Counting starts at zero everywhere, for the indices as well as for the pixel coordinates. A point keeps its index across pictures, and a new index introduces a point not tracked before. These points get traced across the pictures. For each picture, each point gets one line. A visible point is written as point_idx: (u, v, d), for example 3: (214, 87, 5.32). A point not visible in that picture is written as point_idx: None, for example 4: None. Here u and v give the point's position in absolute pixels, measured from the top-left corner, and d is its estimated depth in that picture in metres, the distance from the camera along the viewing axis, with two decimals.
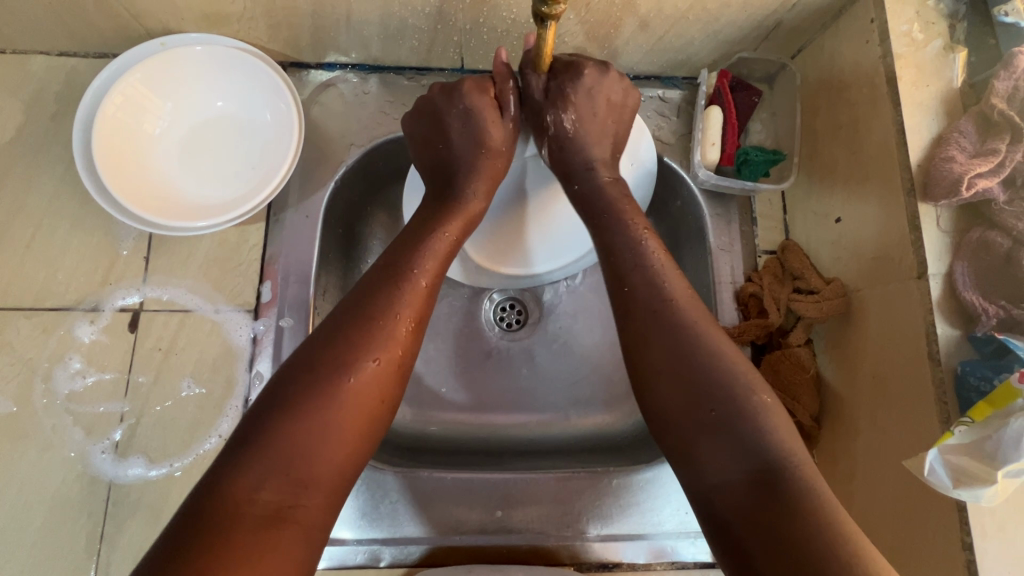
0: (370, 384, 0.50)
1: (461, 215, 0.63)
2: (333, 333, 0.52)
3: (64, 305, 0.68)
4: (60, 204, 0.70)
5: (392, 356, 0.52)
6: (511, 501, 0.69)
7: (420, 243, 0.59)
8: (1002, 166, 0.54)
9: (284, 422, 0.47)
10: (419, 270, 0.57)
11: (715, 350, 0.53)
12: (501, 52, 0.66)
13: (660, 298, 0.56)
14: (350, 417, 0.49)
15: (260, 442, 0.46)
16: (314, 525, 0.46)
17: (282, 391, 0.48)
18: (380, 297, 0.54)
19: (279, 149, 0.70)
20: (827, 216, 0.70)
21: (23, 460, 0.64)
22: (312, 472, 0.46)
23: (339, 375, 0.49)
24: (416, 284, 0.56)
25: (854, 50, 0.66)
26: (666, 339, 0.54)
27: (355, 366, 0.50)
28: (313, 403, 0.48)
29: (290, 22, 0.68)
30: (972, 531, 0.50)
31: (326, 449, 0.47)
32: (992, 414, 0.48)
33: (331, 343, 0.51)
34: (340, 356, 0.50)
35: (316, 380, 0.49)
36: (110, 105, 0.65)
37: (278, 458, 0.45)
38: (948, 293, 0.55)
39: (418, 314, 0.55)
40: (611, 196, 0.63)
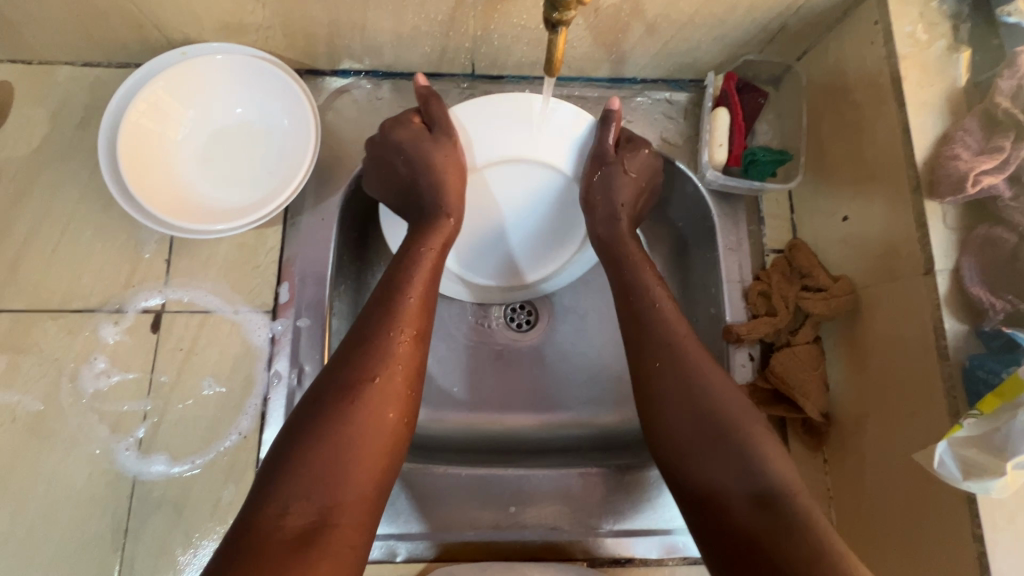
0: (379, 401, 0.52)
1: (440, 232, 0.64)
2: (343, 359, 0.55)
3: (89, 306, 0.70)
4: (85, 209, 0.72)
5: (392, 373, 0.54)
6: (524, 498, 0.70)
7: (409, 261, 0.61)
8: (1008, 163, 0.55)
9: (306, 445, 0.49)
10: (409, 287, 0.59)
11: (711, 373, 0.57)
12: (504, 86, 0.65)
13: (672, 333, 0.59)
14: (365, 436, 0.51)
15: (288, 468, 0.48)
16: (347, 544, 0.47)
17: (301, 425, 0.51)
18: (376, 320, 0.57)
19: (298, 154, 0.71)
20: (834, 215, 0.71)
21: (51, 457, 0.66)
22: (337, 494, 0.48)
23: (348, 399, 0.51)
24: (408, 301, 0.58)
25: (860, 50, 0.67)
26: (679, 370, 0.57)
27: (358, 388, 0.52)
28: (330, 426, 0.50)
29: (306, 31, 0.70)
30: (983, 523, 0.50)
31: (353, 470, 0.49)
32: (1001, 406, 0.49)
33: (335, 374, 0.53)
34: (344, 381, 0.53)
35: (329, 404, 0.51)
36: (134, 112, 0.68)
37: (303, 481, 0.48)
38: (955, 289, 0.56)
39: (413, 330, 0.57)
40: (626, 239, 0.66)
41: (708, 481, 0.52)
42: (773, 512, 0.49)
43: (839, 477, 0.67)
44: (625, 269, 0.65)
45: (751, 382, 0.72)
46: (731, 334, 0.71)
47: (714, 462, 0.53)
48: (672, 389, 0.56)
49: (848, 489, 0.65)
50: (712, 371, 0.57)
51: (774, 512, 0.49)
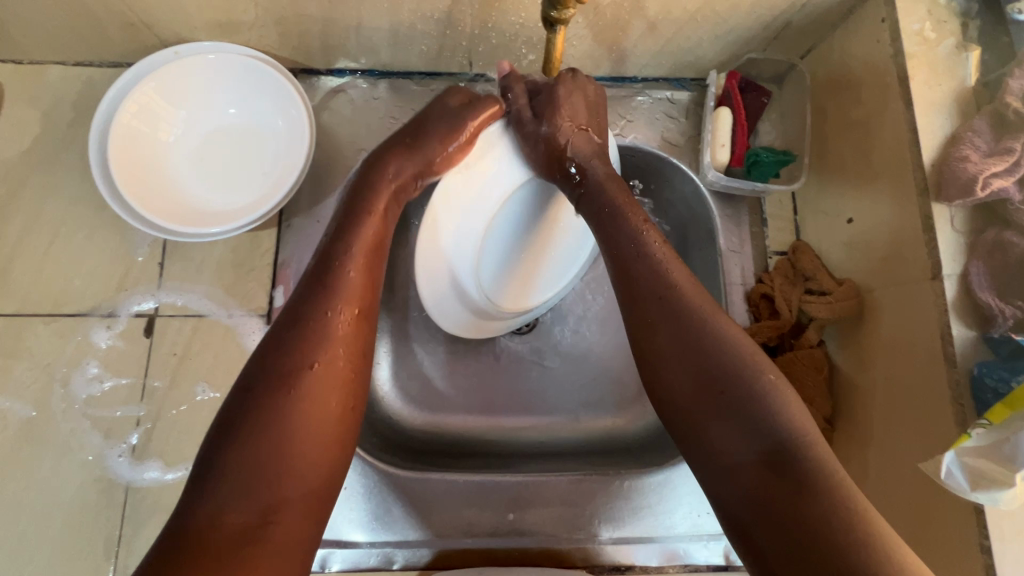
0: (320, 393, 0.48)
1: (383, 197, 0.60)
2: (276, 346, 0.50)
3: (82, 310, 0.69)
4: (76, 212, 0.71)
5: (336, 362, 0.50)
6: (523, 504, 0.69)
7: (345, 241, 0.56)
8: (1018, 164, 0.53)
9: (235, 442, 0.45)
10: (352, 260, 0.55)
11: (711, 323, 0.52)
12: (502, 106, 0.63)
13: (664, 285, 0.55)
14: (305, 431, 0.47)
15: (219, 468, 0.44)
16: (296, 542, 0.44)
17: (233, 417, 0.46)
18: (320, 296, 0.52)
19: (292, 155, 0.70)
20: (838, 216, 0.70)
21: (43, 464, 0.65)
22: (276, 495, 0.44)
23: (289, 384, 0.48)
24: (350, 283, 0.54)
25: (866, 48, 0.65)
26: (671, 324, 0.53)
27: (300, 378, 0.48)
28: (260, 423, 0.46)
29: (300, 29, 0.68)
30: (990, 534, 0.49)
31: (296, 466, 0.46)
32: (1011, 416, 0.48)
33: (278, 357, 0.49)
34: (281, 369, 0.48)
35: (264, 398, 0.47)
36: (125, 114, 0.66)
37: (243, 475, 0.44)
38: (963, 294, 0.54)
39: (358, 313, 0.53)
40: (606, 185, 0.61)
41: (716, 438, 0.48)
42: (784, 468, 0.45)
43: None
44: (609, 219, 0.60)
45: None
46: None
47: (716, 415, 0.49)
48: (679, 347, 0.52)
49: None
50: (705, 318, 0.53)
51: (785, 469, 0.45)
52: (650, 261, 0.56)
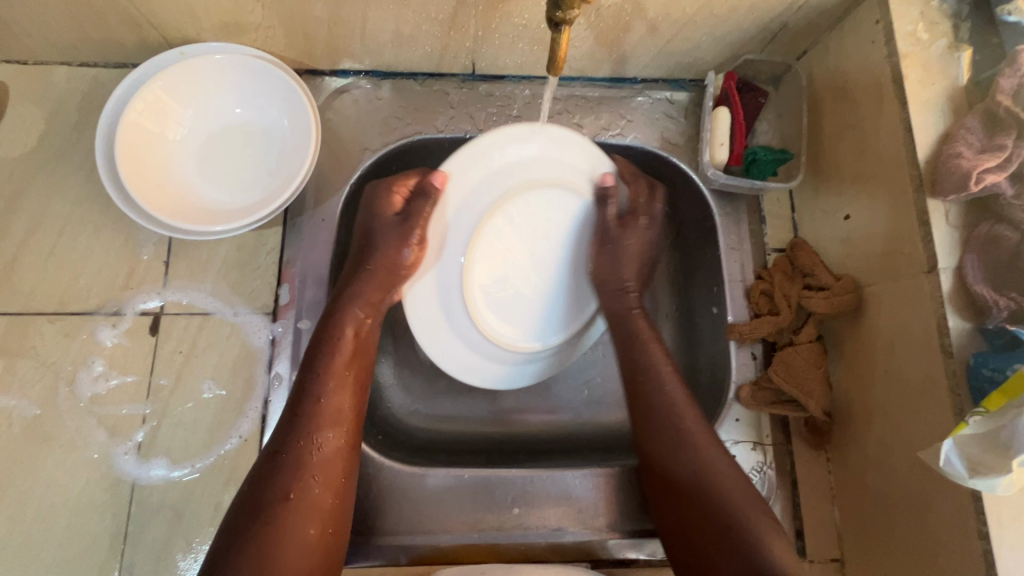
0: (300, 516, 0.53)
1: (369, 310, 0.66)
2: (262, 476, 0.54)
3: (86, 309, 0.69)
4: (81, 211, 0.72)
5: (308, 487, 0.54)
6: (527, 500, 0.69)
7: (320, 366, 0.60)
8: (1010, 161, 0.55)
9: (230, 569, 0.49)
10: (325, 385, 0.59)
11: (699, 454, 0.60)
12: (608, 177, 0.71)
13: (673, 427, 0.62)
14: (290, 555, 0.51)
15: None
16: None
17: (222, 554, 0.50)
18: (295, 424, 0.57)
19: (298, 155, 0.71)
20: (836, 214, 0.71)
21: (48, 462, 0.65)
22: None
23: (269, 515, 0.52)
24: (330, 408, 0.58)
25: (861, 50, 0.67)
26: (681, 462, 0.60)
27: (279, 506, 0.52)
28: (251, 549, 0.50)
29: (305, 31, 0.69)
30: (988, 520, 0.50)
31: None
32: (1006, 403, 0.49)
33: (256, 489, 0.54)
34: (259, 500, 0.53)
35: (251, 526, 0.51)
36: (132, 112, 0.67)
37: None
38: (958, 286, 0.56)
39: (341, 437, 0.58)
40: (634, 316, 0.70)
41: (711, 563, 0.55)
42: None
43: (842, 476, 0.68)
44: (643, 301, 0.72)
45: (753, 381, 0.72)
46: (734, 333, 0.72)
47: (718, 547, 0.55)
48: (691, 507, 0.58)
49: (852, 485, 0.66)
50: (702, 455, 0.60)
51: None
52: (661, 415, 0.63)
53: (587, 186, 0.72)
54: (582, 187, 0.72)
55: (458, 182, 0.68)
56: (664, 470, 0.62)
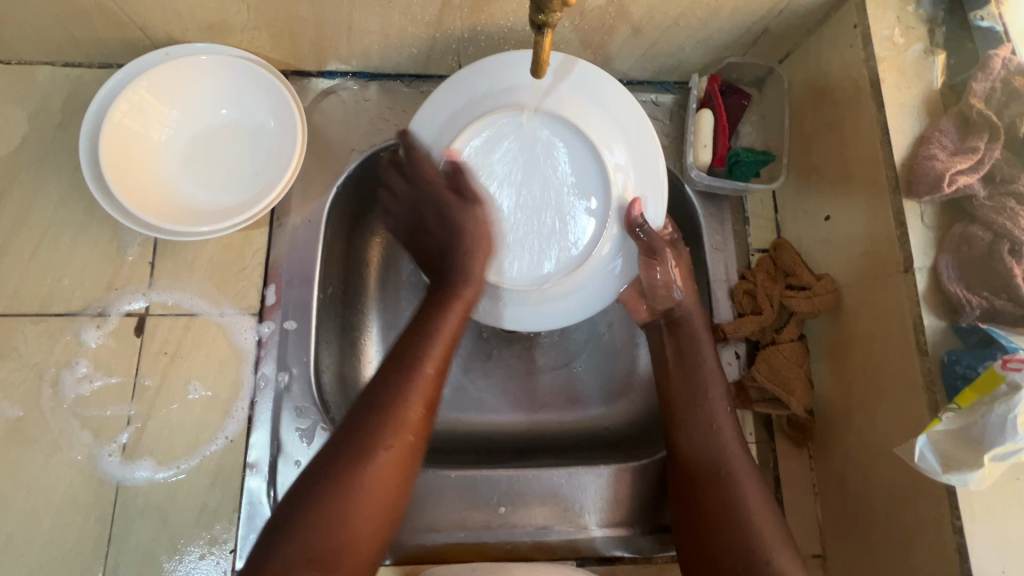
0: (388, 467, 0.55)
1: (460, 302, 0.63)
2: (356, 424, 0.56)
3: (70, 310, 0.68)
4: (65, 212, 0.71)
5: (403, 442, 0.56)
6: (514, 499, 0.70)
7: (433, 327, 0.62)
8: (981, 163, 0.56)
9: (315, 508, 0.51)
10: (427, 357, 0.60)
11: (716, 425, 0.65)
12: (636, 204, 0.62)
13: (696, 399, 0.67)
14: (371, 497, 0.53)
15: (297, 527, 0.50)
16: None
17: (310, 487, 0.53)
18: (383, 391, 0.58)
19: (284, 155, 0.71)
20: (817, 214, 0.73)
21: (31, 464, 0.64)
22: (334, 552, 0.50)
23: (347, 475, 0.53)
24: (425, 372, 0.59)
25: (840, 54, 0.68)
26: (694, 432, 0.65)
27: (372, 454, 0.54)
28: (342, 487, 0.52)
29: (291, 32, 0.69)
30: (962, 514, 0.51)
31: (356, 526, 0.52)
32: (977, 400, 0.50)
33: (334, 448, 0.55)
34: (359, 444, 0.55)
35: (343, 467, 0.53)
36: (117, 113, 0.67)
37: (301, 551, 0.49)
38: (933, 286, 0.57)
39: (428, 398, 0.59)
40: (688, 326, 0.70)
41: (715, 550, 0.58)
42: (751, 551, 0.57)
43: (824, 473, 0.68)
44: (680, 324, 0.71)
45: (738, 380, 0.73)
46: (718, 332, 0.73)
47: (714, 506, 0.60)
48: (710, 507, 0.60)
49: (832, 482, 0.67)
50: (718, 429, 0.65)
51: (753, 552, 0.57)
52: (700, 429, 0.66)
53: (612, 214, 0.62)
54: (575, 104, 0.62)
55: (433, 134, 0.64)
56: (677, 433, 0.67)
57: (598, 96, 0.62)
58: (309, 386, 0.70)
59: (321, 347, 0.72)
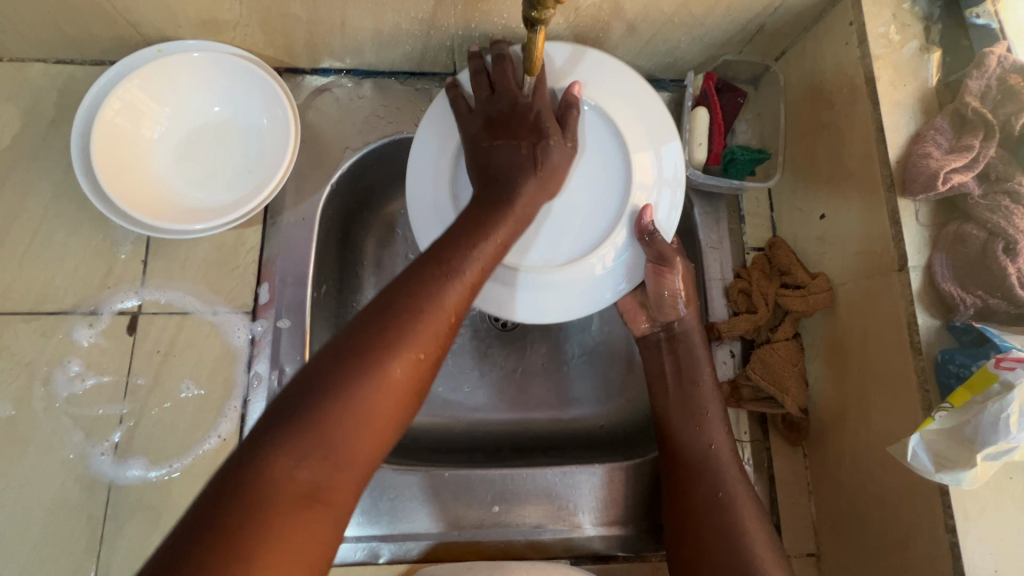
0: (412, 375, 0.46)
1: (512, 216, 0.57)
2: (382, 320, 0.47)
3: (63, 308, 0.68)
4: (57, 210, 0.71)
5: (431, 351, 0.48)
6: (508, 497, 0.69)
7: (475, 237, 0.54)
8: (976, 161, 0.56)
9: (323, 404, 0.43)
10: (469, 265, 0.52)
11: (706, 424, 0.66)
12: (646, 210, 0.61)
13: (688, 398, 0.68)
14: (389, 402, 0.45)
15: (298, 422, 0.42)
16: (343, 509, 0.43)
17: (321, 374, 0.44)
18: (413, 290, 0.49)
19: (277, 153, 0.71)
20: (812, 212, 0.72)
21: (23, 464, 0.64)
22: (337, 457, 0.42)
23: (369, 374, 0.44)
24: (464, 279, 0.52)
25: (835, 52, 0.68)
26: (686, 431, 0.67)
27: (401, 351, 0.46)
28: (355, 382, 0.44)
29: (284, 29, 0.69)
30: (955, 513, 0.51)
31: (362, 434, 0.43)
32: (971, 399, 0.49)
33: (356, 341, 0.46)
34: (387, 337, 0.46)
35: (363, 361, 0.44)
36: (109, 111, 0.66)
37: (307, 444, 0.41)
38: (926, 284, 0.57)
39: (460, 307, 0.51)
40: (691, 337, 0.70)
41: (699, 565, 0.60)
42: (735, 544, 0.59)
43: (818, 471, 0.68)
44: (680, 340, 0.70)
45: (732, 379, 0.73)
46: (712, 331, 0.73)
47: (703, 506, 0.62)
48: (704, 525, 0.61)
49: (827, 481, 0.67)
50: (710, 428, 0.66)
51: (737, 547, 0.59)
52: (694, 446, 0.66)
53: (624, 218, 0.62)
54: (617, 103, 0.62)
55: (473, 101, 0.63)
56: (670, 430, 0.68)
57: (640, 102, 0.62)
58: None
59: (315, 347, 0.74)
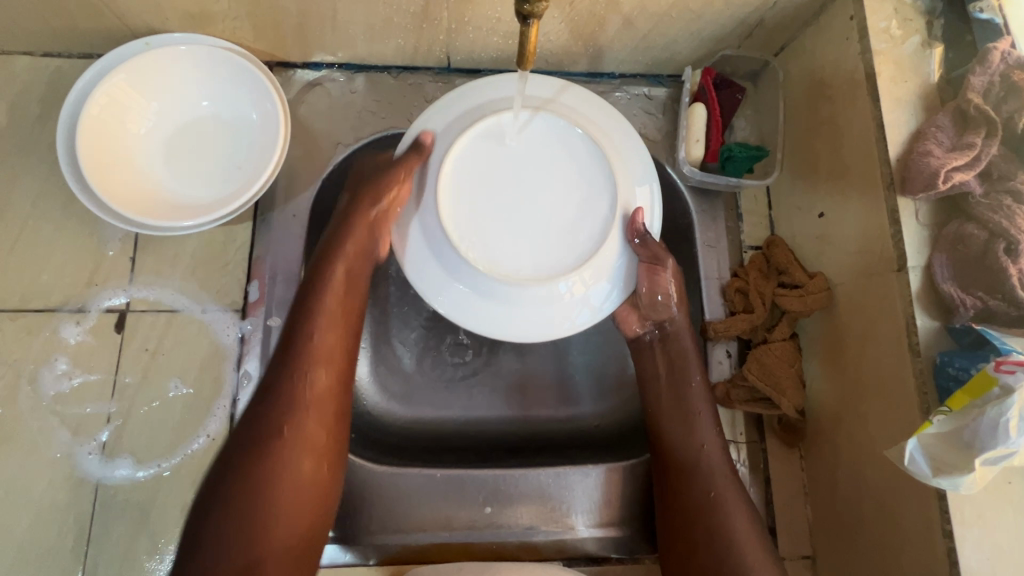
0: (316, 423, 0.59)
1: (352, 250, 0.65)
2: (263, 395, 0.59)
3: (50, 305, 0.67)
4: (44, 205, 0.70)
5: (318, 396, 0.60)
6: (500, 498, 0.69)
7: (319, 279, 0.63)
8: (978, 159, 0.55)
9: (230, 488, 0.55)
10: (324, 308, 0.63)
11: (697, 422, 0.66)
12: (638, 213, 0.62)
13: (679, 399, 0.67)
14: (299, 455, 0.57)
15: (218, 519, 0.54)
16: (283, 560, 0.54)
17: (218, 495, 0.55)
18: (292, 351, 0.61)
19: (267, 149, 0.70)
20: (811, 211, 0.71)
21: (9, 463, 0.63)
22: (264, 515, 0.54)
23: (279, 429, 0.57)
24: (326, 315, 0.62)
25: (836, 47, 0.67)
26: (675, 431, 0.66)
27: (290, 408, 0.58)
28: (258, 452, 0.56)
29: (274, 22, 0.68)
30: (952, 519, 0.50)
31: (281, 490, 0.56)
32: (969, 403, 0.49)
33: (258, 412, 0.58)
34: (265, 404, 0.58)
35: (256, 440, 0.57)
36: (94, 105, 0.65)
37: (238, 525, 0.53)
38: (927, 285, 0.56)
39: (337, 345, 0.63)
40: (682, 337, 0.68)
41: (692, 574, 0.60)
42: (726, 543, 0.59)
43: (814, 473, 0.68)
44: (674, 341, 0.68)
45: (729, 378, 0.72)
46: (709, 331, 0.72)
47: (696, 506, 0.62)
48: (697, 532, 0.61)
49: (823, 483, 0.66)
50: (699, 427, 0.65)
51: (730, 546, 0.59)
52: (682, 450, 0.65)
53: (617, 221, 0.61)
54: (605, 130, 0.63)
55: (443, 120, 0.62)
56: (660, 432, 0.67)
57: (605, 118, 0.64)
58: None
59: None
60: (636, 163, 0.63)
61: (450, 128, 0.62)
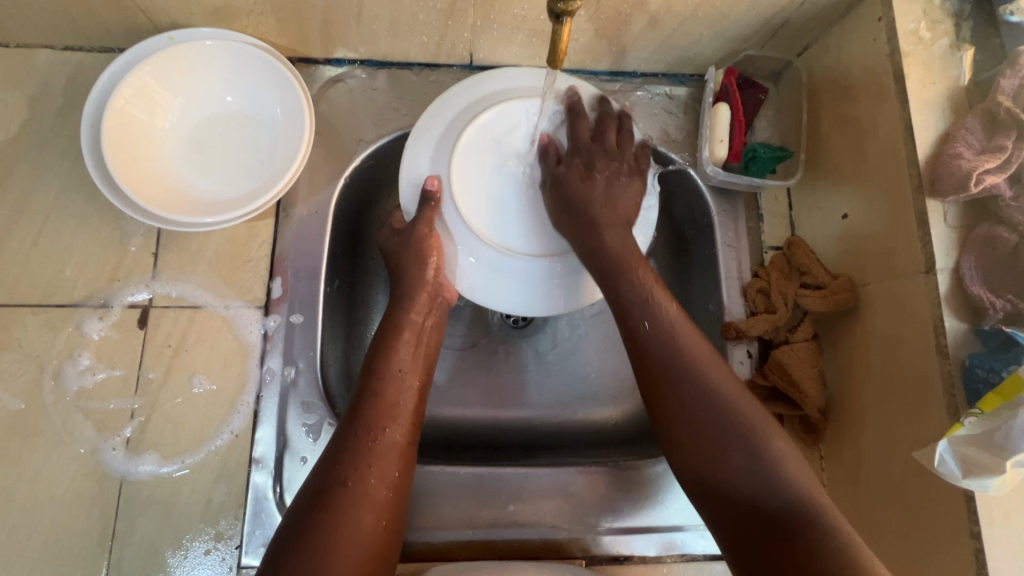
0: (395, 446, 0.58)
1: (425, 288, 0.66)
2: (347, 419, 0.58)
3: (73, 301, 0.67)
4: (66, 201, 0.70)
5: (401, 423, 0.59)
6: (522, 496, 0.69)
7: (398, 316, 0.65)
8: (1009, 162, 0.55)
9: (316, 504, 0.52)
10: (403, 342, 0.64)
11: (710, 375, 0.57)
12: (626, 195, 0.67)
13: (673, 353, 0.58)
14: (381, 477, 0.56)
15: (303, 533, 0.50)
16: None
17: (302, 514, 0.52)
18: (376, 375, 0.61)
19: (291, 145, 0.69)
20: (833, 212, 0.71)
21: (33, 458, 0.63)
22: (346, 531, 0.51)
23: (368, 445, 0.56)
24: (407, 352, 0.64)
25: (863, 48, 0.67)
26: (693, 399, 0.56)
27: (375, 429, 0.58)
28: (343, 471, 0.55)
29: (299, 17, 0.67)
30: (980, 519, 0.51)
31: (364, 509, 0.53)
32: (1002, 405, 0.49)
33: (344, 433, 0.57)
34: (355, 424, 0.58)
35: (344, 456, 0.55)
36: (120, 99, 0.65)
37: (324, 534, 0.50)
38: (955, 287, 0.56)
39: (420, 380, 0.64)
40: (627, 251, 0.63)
41: (722, 499, 0.53)
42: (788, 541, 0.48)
43: (835, 474, 0.68)
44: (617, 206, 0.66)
45: (749, 379, 0.72)
46: (730, 331, 0.72)
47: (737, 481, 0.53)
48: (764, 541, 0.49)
49: (844, 484, 0.66)
50: (716, 381, 0.57)
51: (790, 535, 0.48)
52: (762, 457, 0.52)
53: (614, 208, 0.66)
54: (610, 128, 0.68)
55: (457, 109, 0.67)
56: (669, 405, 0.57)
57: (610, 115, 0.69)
58: (314, 380, 0.69)
59: (327, 343, 0.72)
60: (636, 152, 0.68)
61: (465, 112, 0.66)
